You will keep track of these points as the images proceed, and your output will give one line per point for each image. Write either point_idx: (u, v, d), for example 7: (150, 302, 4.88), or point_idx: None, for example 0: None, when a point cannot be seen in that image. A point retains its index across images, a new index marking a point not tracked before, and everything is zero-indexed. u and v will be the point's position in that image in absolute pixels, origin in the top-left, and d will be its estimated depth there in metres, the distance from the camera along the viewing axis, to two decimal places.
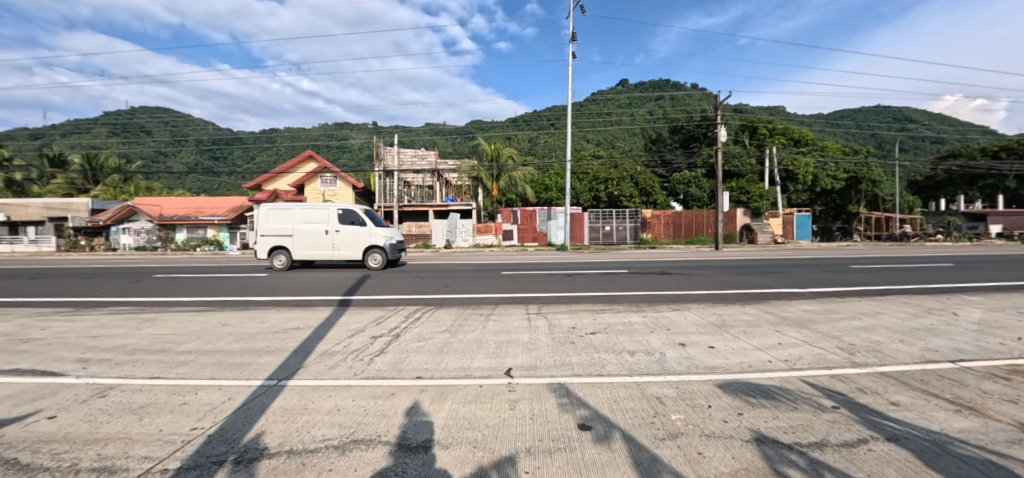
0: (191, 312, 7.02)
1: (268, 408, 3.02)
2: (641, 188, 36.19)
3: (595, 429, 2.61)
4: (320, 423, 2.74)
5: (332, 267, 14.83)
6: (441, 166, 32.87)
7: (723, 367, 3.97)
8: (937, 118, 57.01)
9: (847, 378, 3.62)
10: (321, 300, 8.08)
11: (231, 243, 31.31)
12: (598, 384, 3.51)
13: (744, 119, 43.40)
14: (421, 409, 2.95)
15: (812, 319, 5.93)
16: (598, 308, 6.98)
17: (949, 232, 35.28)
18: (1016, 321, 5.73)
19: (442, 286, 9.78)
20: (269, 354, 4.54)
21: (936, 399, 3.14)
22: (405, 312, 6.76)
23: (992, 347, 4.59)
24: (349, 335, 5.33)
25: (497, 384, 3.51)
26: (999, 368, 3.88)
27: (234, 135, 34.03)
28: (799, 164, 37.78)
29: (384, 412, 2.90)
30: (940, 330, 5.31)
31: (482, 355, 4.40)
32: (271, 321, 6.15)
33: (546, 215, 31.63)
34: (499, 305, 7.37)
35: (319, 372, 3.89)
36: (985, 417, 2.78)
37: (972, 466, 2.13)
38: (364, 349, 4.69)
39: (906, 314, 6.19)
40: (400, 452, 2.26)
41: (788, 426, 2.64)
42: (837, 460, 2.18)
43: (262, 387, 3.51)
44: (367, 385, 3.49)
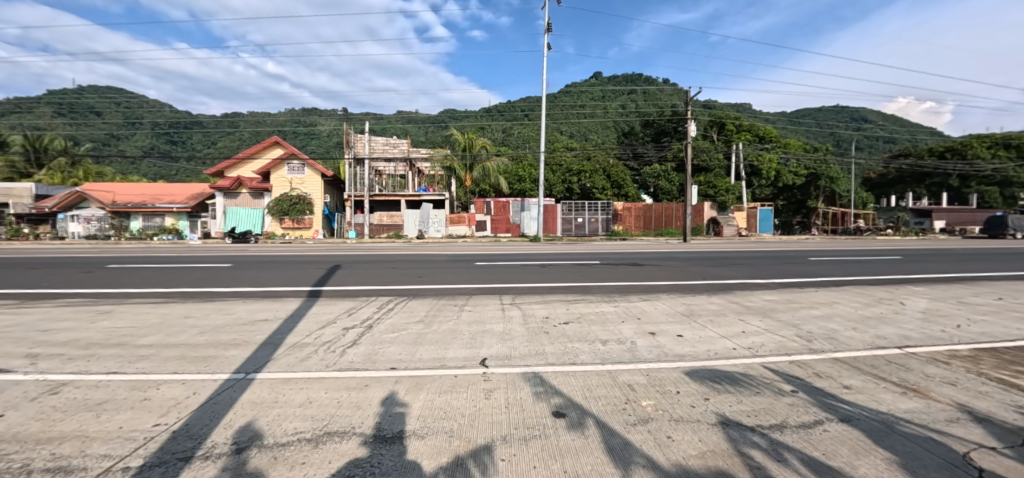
0: (150, 304, 6.67)
1: (237, 402, 2.92)
2: (614, 180, 36.78)
3: (569, 416, 2.66)
4: (291, 416, 2.68)
5: (300, 256, 14.46)
6: (413, 155, 32.44)
7: (692, 354, 4.13)
8: (890, 120, 60.61)
9: (805, 364, 3.83)
10: (289, 291, 7.82)
11: (192, 232, 30.03)
12: (572, 373, 3.56)
13: (712, 116, 45.08)
14: (396, 399, 2.95)
15: (774, 308, 6.24)
16: (571, 298, 7.09)
17: (898, 227, 37.49)
18: (955, 310, 6.20)
19: (415, 277, 9.61)
20: (236, 347, 4.39)
21: (885, 382, 3.37)
22: (378, 303, 6.67)
23: (936, 334, 4.95)
24: (320, 327, 5.21)
25: (471, 374, 3.52)
26: (941, 353, 4.19)
27: (194, 119, 32.35)
28: (763, 160, 40.01)
29: (358, 403, 2.86)
30: (890, 318, 5.68)
31: (457, 346, 4.40)
32: (238, 313, 5.95)
33: (520, 206, 31.76)
34: (474, 295, 7.38)
35: (290, 364, 3.80)
36: (927, 399, 3.00)
37: (916, 443, 2.30)
38: (336, 341, 4.60)
39: (860, 304, 6.57)
40: (375, 443, 2.24)
41: (751, 410, 2.77)
42: (796, 440, 2.31)
43: (229, 380, 3.40)
44: (340, 377, 3.43)
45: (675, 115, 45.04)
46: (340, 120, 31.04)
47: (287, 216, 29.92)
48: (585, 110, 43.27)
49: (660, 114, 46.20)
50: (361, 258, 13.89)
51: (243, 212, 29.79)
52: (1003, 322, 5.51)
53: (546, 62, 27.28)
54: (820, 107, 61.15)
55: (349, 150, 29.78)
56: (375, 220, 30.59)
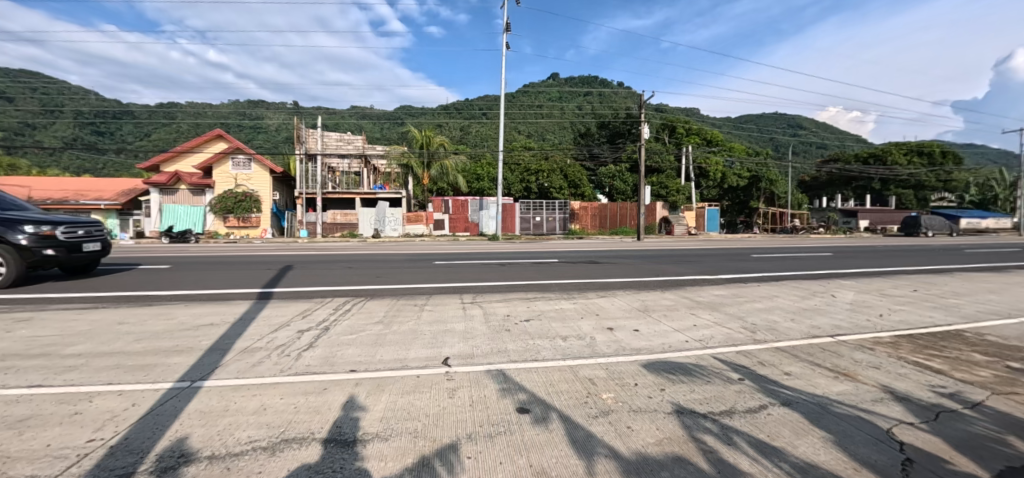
0: (76, 310, 6.10)
1: (183, 411, 2.74)
2: (571, 180, 37.55)
3: (533, 411, 2.70)
4: (244, 424, 2.54)
5: (244, 257, 13.63)
6: (369, 151, 31.51)
7: (647, 348, 4.29)
8: (822, 127, 65.83)
9: (750, 353, 4.09)
10: (236, 294, 7.37)
11: (123, 232, 27.90)
12: (533, 369, 3.60)
13: (664, 119, 47.00)
14: (357, 403, 2.85)
15: (721, 302, 6.62)
16: (531, 295, 7.16)
17: (828, 226, 40.76)
18: (878, 301, 6.84)
19: (371, 277, 9.33)
20: (178, 354, 4.09)
21: (820, 368, 3.65)
22: (334, 304, 6.44)
23: (862, 323, 5.44)
24: (273, 330, 4.97)
25: (434, 374, 3.48)
26: (866, 340, 4.60)
27: (125, 108, 29.74)
28: (710, 162, 43.09)
29: (317, 408, 2.75)
30: (823, 309, 6.17)
31: (418, 346, 4.34)
32: (179, 317, 5.55)
33: (478, 205, 31.64)
34: (434, 294, 7.29)
35: (241, 370, 3.60)
36: (856, 381, 3.29)
37: (849, 423, 2.50)
38: (290, 344, 4.40)
39: (797, 297, 7.10)
40: (335, 448, 2.17)
41: (703, 398, 2.92)
42: (743, 424, 2.46)
43: (173, 390, 3.17)
44: (296, 381, 3.28)
45: (628, 118, 46.45)
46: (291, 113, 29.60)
47: (232, 214, 28.26)
48: (543, 110, 43.83)
49: (615, 115, 47.57)
50: (311, 258, 13.30)
51: (182, 210, 27.99)
52: (917, 311, 6.15)
53: (504, 62, 27.27)
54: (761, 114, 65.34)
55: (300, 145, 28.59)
56: (328, 219, 29.59)
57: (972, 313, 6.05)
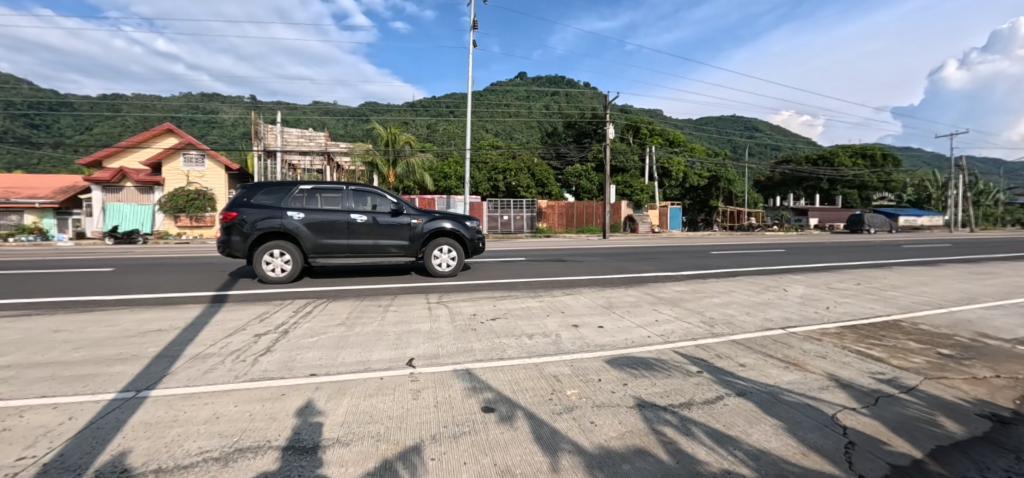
0: (4, 318, 5.61)
1: (127, 424, 2.57)
2: (538, 179, 37.93)
3: (498, 410, 2.70)
4: (195, 434, 2.41)
5: (195, 259, 12.93)
6: (332, 148, 30.93)
7: (611, 344, 4.39)
8: (776, 130, 69.43)
9: (708, 347, 4.25)
10: (188, 298, 6.98)
11: (61, 232, 26.25)
12: (499, 368, 3.61)
13: (629, 120, 48.32)
14: (316, 408, 2.77)
15: (683, 298, 6.86)
16: (497, 294, 7.16)
17: (782, 224, 42.90)
18: (825, 294, 7.28)
19: (334, 278, 9.08)
20: (123, 362, 3.85)
21: (772, 359, 3.84)
22: (294, 306, 6.24)
23: (810, 315, 5.77)
24: (227, 334, 4.75)
25: (398, 375, 3.42)
26: (814, 331, 4.89)
27: (62, 99, 27.57)
28: (672, 163, 43.36)
29: (273, 414, 2.65)
30: (776, 303, 6.51)
31: (382, 347, 4.25)
32: (126, 324, 5.23)
33: (445, 204, 31.17)
34: (399, 295, 7.17)
35: (192, 378, 3.42)
36: (805, 370, 3.49)
37: (797, 410, 2.65)
38: (245, 349, 4.22)
39: (753, 291, 7.45)
40: (293, 456, 2.09)
41: (663, 391, 3.02)
42: (701, 415, 2.56)
43: (116, 401, 2.97)
44: (253, 388, 3.15)
45: (594, 118, 47.16)
46: (248, 108, 28.43)
47: (184, 214, 26.84)
48: (510, 108, 43.97)
49: (581, 115, 48.33)
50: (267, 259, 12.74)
51: (129, 209, 26.31)
52: (859, 303, 6.60)
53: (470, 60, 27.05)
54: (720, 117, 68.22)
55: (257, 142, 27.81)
56: None
57: (907, 304, 6.54)
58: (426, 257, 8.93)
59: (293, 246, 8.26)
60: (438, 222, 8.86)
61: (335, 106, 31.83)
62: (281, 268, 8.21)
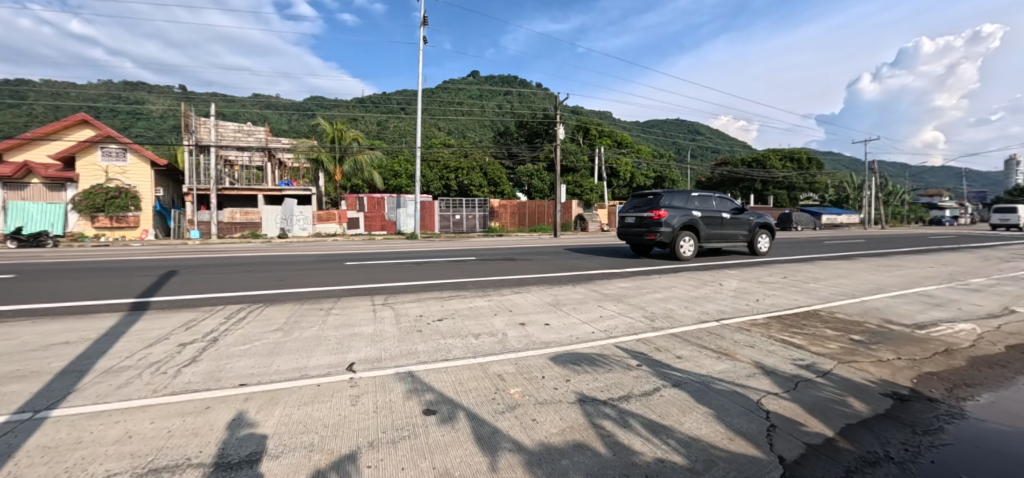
0: None
1: (20, 450, 2.29)
2: (491, 178, 38.32)
3: (440, 411, 2.70)
4: (102, 456, 2.20)
5: (109, 262, 11.77)
6: (273, 144, 29.71)
7: (556, 340, 4.50)
8: (716, 134, 74.26)
9: (648, 340, 4.46)
10: (103, 306, 6.38)
11: None
12: (443, 369, 3.59)
13: (579, 121, 50.21)
14: (246, 419, 2.63)
15: (627, 294, 7.15)
16: (446, 295, 7.12)
17: None
18: (755, 287, 7.87)
19: (272, 281, 8.62)
20: (20, 380, 3.43)
21: (706, 349, 4.10)
22: (226, 312, 5.86)
23: (742, 307, 6.21)
24: (147, 345, 4.38)
25: (336, 381, 3.31)
26: (744, 322, 5.28)
27: None
28: (620, 164, 45.55)
29: (195, 430, 2.48)
30: (712, 297, 6.95)
31: (321, 352, 4.10)
32: (25, 337, 4.67)
33: (396, 203, 30.39)
34: (343, 297, 6.95)
35: (102, 394, 3.11)
36: (734, 360, 3.76)
37: (725, 398, 2.87)
38: (168, 360, 3.91)
39: (692, 286, 7.91)
40: (217, 473, 1.97)
41: (604, 385, 3.14)
42: (638, 407, 2.70)
43: (8, 424, 2.64)
44: (176, 402, 2.93)
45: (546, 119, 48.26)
46: (178, 99, 26.65)
47: (103, 213, 24.52)
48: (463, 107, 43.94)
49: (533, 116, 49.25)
50: (194, 261, 11.86)
51: (36, 208, 23.62)
52: (785, 294, 7.19)
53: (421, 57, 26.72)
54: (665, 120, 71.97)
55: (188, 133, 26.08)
56: (225, 217, 27.10)
57: (826, 295, 7.21)
58: (755, 243, 13.33)
59: (689, 233, 12.07)
60: (761, 218, 13.23)
61: (278, 99, 30.20)
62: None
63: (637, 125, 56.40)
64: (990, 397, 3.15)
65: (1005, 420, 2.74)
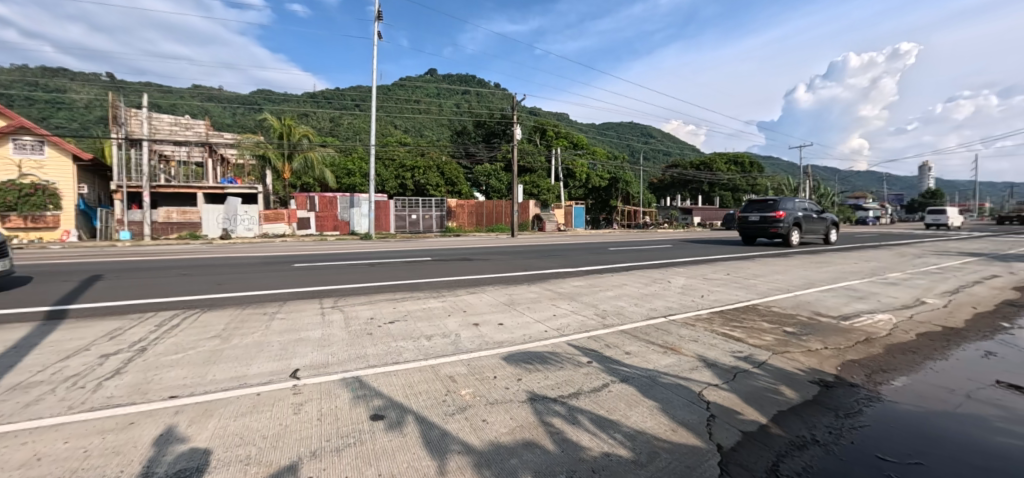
0: None
1: None
2: (448, 178, 37.72)
3: (388, 417, 2.65)
4: None
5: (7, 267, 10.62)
6: (214, 140, 28.23)
7: (509, 340, 4.54)
8: (668, 137, 77.84)
9: (599, 337, 4.60)
10: (11, 315, 5.74)
11: None
12: (393, 372, 3.54)
13: (536, 122, 51.21)
14: (175, 434, 2.44)
15: (580, 292, 7.34)
16: (398, 296, 7.00)
17: (670, 222, 48.13)
18: (701, 284, 8.32)
19: (211, 284, 8.10)
20: None
21: (653, 345, 4.29)
22: (157, 319, 5.45)
23: (688, 303, 6.55)
24: (63, 357, 3.99)
25: (278, 389, 3.17)
26: (690, 317, 5.57)
27: None
28: (576, 165, 45.95)
29: (116, 448, 2.27)
30: (661, 293, 7.27)
31: (263, 360, 3.92)
32: None
33: (349, 202, 29.51)
34: (288, 301, 6.67)
35: (8, 413, 2.78)
36: (679, 354, 3.96)
37: (669, 391, 3.02)
38: (88, 372, 3.57)
39: (642, 283, 8.24)
40: None
41: (555, 383, 3.22)
42: (587, 403, 2.78)
43: None
44: (96, 418, 2.66)
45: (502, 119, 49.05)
46: (106, 88, 24.67)
47: (16, 212, 22.22)
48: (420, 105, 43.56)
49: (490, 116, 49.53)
50: (112, 265, 10.92)
51: None
52: (728, 290, 7.65)
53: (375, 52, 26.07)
54: (620, 123, 74.60)
55: (116, 122, 24.21)
56: (159, 218, 25.34)
57: (764, 290, 7.75)
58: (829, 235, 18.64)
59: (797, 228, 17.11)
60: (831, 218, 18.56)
61: (220, 91, 28.53)
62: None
63: (593, 128, 58.21)
64: (902, 381, 3.51)
65: (914, 401, 3.06)
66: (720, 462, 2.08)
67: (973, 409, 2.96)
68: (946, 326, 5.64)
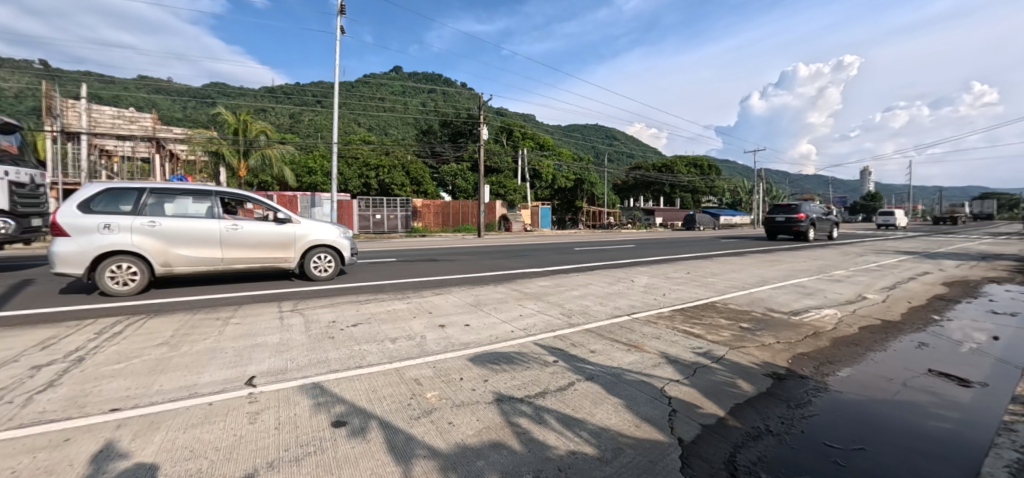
0: None
1: None
2: (413, 177, 37.25)
3: (351, 423, 2.59)
4: None
5: None
6: (162, 134, 26.69)
7: (475, 341, 4.53)
8: (632, 141, 80.21)
9: (564, 336, 4.66)
10: None
11: None
12: (357, 377, 3.46)
13: (503, 123, 51.50)
14: (116, 450, 2.28)
15: (546, 292, 7.41)
16: (361, 298, 6.83)
17: (634, 222, 49.52)
18: (663, 282, 8.60)
19: (158, 287, 7.60)
20: None
21: (618, 343, 4.39)
22: (94, 327, 5.06)
23: (651, 301, 6.75)
24: None
25: (233, 398, 3.02)
26: (653, 315, 5.74)
27: None
28: (542, 165, 46.05)
29: (46, 468, 2.09)
30: (624, 292, 7.45)
31: (215, 367, 3.72)
32: None
33: (310, 201, 28.70)
34: (243, 305, 6.38)
35: None
36: (642, 351, 4.07)
37: (633, 388, 3.10)
38: (15, 386, 3.27)
39: (607, 283, 8.42)
40: None
41: (521, 383, 3.23)
42: (553, 402, 2.81)
43: None
44: (23, 436, 2.44)
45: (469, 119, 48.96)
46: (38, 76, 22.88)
47: None
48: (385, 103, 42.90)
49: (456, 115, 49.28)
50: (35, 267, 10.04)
51: None
52: (689, 289, 7.94)
53: (337, 47, 25.36)
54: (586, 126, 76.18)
55: (49, 112, 22.43)
56: None
57: (722, 288, 8.10)
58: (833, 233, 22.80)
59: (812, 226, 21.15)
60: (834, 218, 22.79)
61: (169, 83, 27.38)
62: (336, 269, 8.61)
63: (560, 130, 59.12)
64: (846, 372, 3.76)
65: (857, 390, 3.28)
66: (681, 455, 2.16)
67: (907, 395, 3.21)
68: (884, 319, 6.08)
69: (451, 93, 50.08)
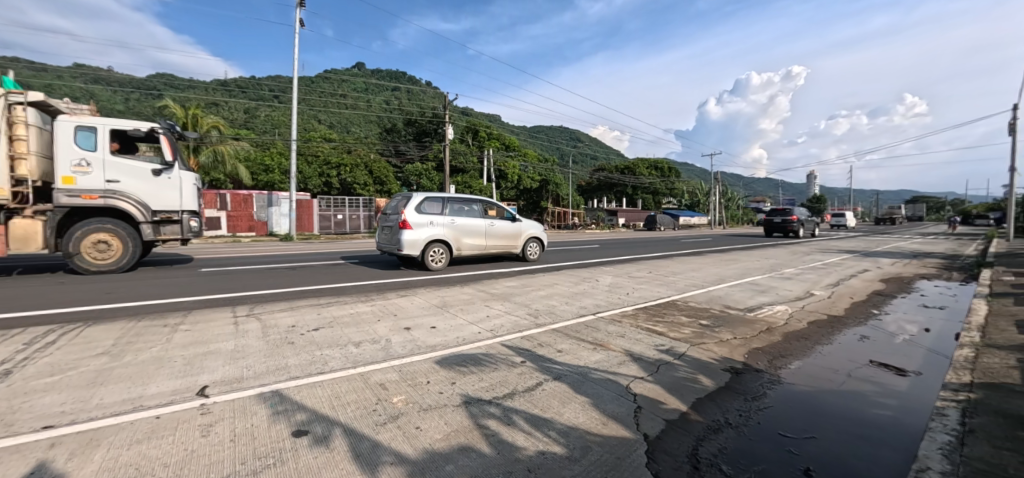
0: None
1: None
2: (376, 176, 36.50)
3: (314, 431, 2.49)
4: None
5: None
6: None
7: (442, 343, 4.47)
8: (596, 143, 82.15)
9: (532, 337, 4.68)
10: None
11: None
12: (319, 383, 3.33)
13: (468, 123, 51.50)
14: (49, 471, 2.10)
15: (513, 293, 7.42)
16: (322, 301, 6.60)
17: (598, 223, 50.69)
18: (627, 282, 8.82)
19: (97, 292, 7.05)
20: None
21: (584, 342, 4.45)
22: (19, 337, 4.62)
23: (616, 301, 6.90)
24: None
25: (184, 410, 2.84)
26: (618, 314, 5.87)
27: None
28: (507, 166, 46.50)
29: None
30: (590, 292, 7.58)
31: (163, 378, 3.49)
32: None
33: (267, 200, 27.55)
34: (192, 310, 6.02)
35: None
36: (608, 350, 4.15)
37: (599, 386, 3.15)
38: None
39: (573, 283, 8.54)
40: None
41: (490, 385, 3.22)
42: (521, 404, 2.82)
43: None
44: None
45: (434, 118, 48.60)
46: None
47: None
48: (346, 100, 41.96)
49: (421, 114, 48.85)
50: None
51: None
52: (652, 287, 8.19)
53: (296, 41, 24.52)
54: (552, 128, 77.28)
55: None
56: None
57: (683, 286, 8.40)
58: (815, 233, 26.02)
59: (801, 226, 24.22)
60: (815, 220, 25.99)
61: (108, 73, 25.96)
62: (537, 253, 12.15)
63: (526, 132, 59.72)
64: (797, 365, 3.98)
65: (807, 382, 3.49)
66: (647, 451, 2.21)
67: (852, 385, 3.44)
68: (830, 314, 6.51)
69: (415, 92, 49.49)
